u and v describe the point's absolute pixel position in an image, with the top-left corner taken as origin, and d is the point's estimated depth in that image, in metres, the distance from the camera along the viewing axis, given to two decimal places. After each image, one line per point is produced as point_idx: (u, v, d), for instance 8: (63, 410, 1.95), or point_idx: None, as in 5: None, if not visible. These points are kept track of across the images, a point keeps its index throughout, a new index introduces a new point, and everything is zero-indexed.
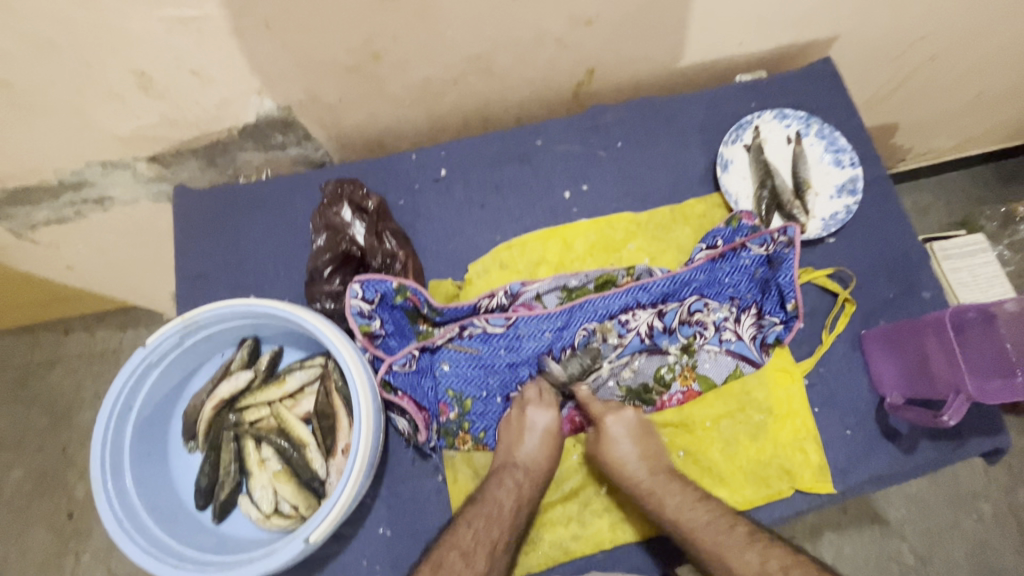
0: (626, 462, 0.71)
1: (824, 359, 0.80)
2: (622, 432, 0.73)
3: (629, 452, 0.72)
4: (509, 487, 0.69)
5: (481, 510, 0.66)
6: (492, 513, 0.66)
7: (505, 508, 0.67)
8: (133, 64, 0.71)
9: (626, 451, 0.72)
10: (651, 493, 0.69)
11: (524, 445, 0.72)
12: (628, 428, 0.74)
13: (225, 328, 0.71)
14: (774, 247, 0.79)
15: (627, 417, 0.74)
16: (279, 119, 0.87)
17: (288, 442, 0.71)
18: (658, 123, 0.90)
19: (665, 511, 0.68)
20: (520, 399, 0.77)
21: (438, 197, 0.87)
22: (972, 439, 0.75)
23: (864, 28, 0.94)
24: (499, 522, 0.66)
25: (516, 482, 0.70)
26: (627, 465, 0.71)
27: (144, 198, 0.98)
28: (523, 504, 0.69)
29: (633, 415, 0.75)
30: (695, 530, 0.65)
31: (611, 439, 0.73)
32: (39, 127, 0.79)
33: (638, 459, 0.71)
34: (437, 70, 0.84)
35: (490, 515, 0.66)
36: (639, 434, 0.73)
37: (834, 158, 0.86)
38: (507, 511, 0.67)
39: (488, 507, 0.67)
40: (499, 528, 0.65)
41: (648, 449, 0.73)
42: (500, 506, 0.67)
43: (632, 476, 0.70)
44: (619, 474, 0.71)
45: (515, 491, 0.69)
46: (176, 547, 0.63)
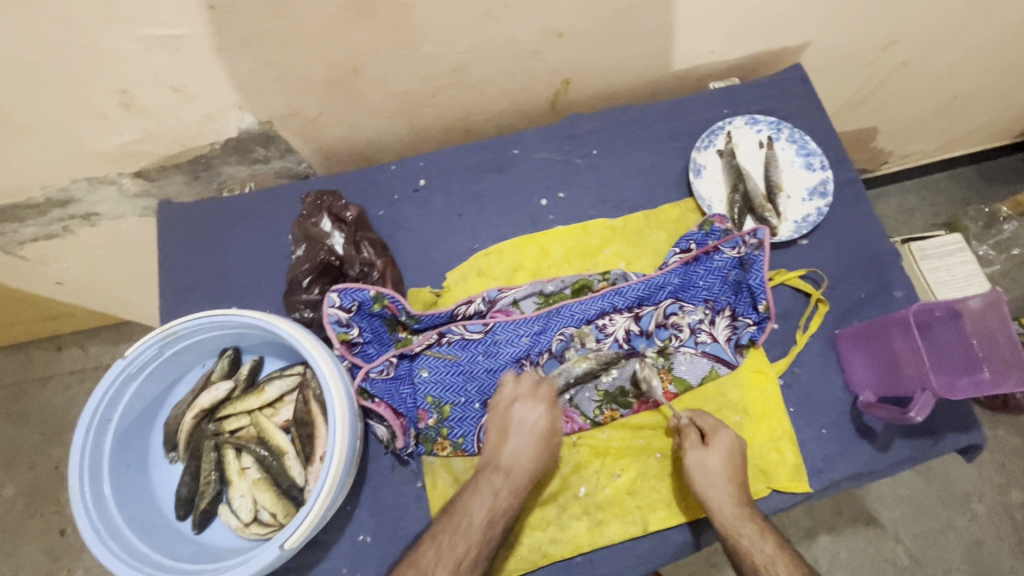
0: (727, 486, 0.70)
1: (799, 359, 0.81)
2: (730, 451, 0.71)
3: (731, 477, 0.70)
4: (487, 495, 0.69)
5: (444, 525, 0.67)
6: (457, 530, 0.66)
7: (473, 520, 0.67)
8: (114, 83, 0.73)
9: (721, 476, 0.70)
10: (748, 522, 0.69)
11: (507, 446, 0.72)
12: (734, 449, 0.71)
13: (207, 338, 0.72)
14: (745, 250, 0.81)
15: (738, 439, 0.72)
16: (261, 133, 0.89)
17: (267, 451, 0.71)
18: (633, 131, 0.92)
19: (758, 547, 0.68)
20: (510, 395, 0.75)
21: (418, 207, 0.89)
22: (948, 435, 0.76)
23: (834, 35, 0.97)
24: (467, 536, 0.66)
25: (493, 489, 0.69)
26: (724, 489, 0.69)
27: (131, 213, 1.00)
28: (499, 511, 0.69)
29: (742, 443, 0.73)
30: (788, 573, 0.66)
31: (716, 457, 0.70)
32: (23, 146, 0.80)
33: (737, 485, 0.70)
34: (415, 84, 0.86)
35: (460, 527, 0.66)
36: (741, 460, 0.71)
37: (805, 162, 0.88)
38: (478, 522, 0.67)
39: (457, 523, 0.67)
40: (466, 543, 0.66)
41: (742, 477, 0.71)
42: (468, 519, 0.67)
43: (732, 503, 0.69)
44: (717, 495, 0.69)
45: (491, 498, 0.69)
46: (153, 557, 0.63)
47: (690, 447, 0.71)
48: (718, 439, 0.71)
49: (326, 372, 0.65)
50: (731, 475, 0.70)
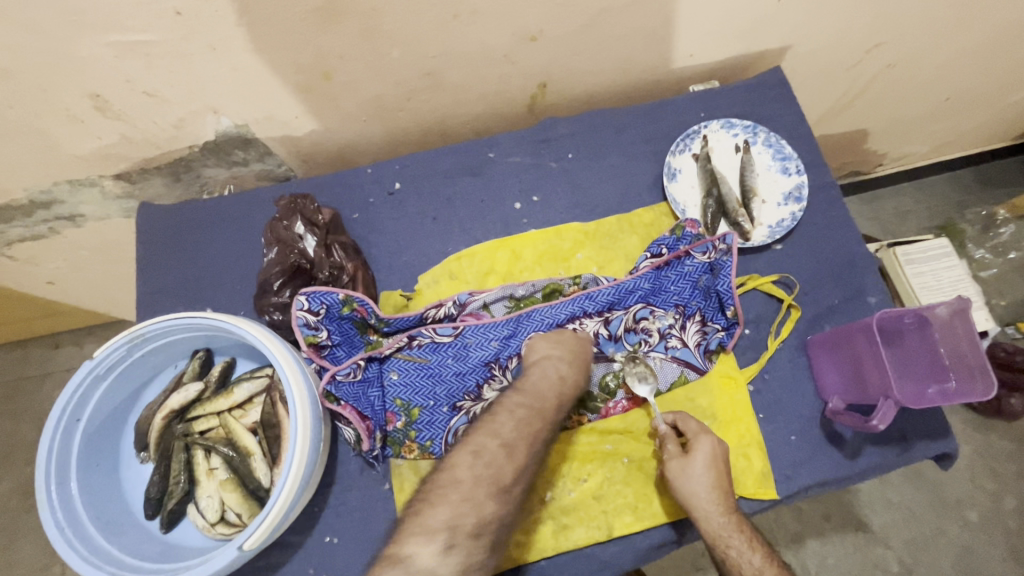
0: (710, 494, 0.68)
1: (770, 365, 0.80)
2: (710, 457, 0.69)
3: (714, 485, 0.68)
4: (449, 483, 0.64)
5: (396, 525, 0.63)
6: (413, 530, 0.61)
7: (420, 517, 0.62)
8: (88, 88, 0.74)
9: (703, 486, 0.68)
10: (736, 531, 0.67)
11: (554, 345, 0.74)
12: (716, 456, 0.70)
13: (176, 340, 0.73)
14: (716, 255, 0.80)
15: (719, 445, 0.70)
16: (238, 136, 0.90)
17: (235, 452, 0.72)
18: (608, 135, 0.92)
19: (747, 558, 0.66)
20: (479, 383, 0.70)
21: (392, 210, 0.89)
22: (918, 443, 0.75)
23: (813, 38, 0.96)
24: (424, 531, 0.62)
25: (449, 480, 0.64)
26: (709, 497, 0.68)
27: (115, 214, 1.02)
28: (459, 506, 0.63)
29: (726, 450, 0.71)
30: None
31: (696, 464, 0.69)
32: (2, 150, 0.82)
33: (721, 493, 0.68)
34: (389, 87, 0.87)
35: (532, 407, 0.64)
36: (723, 467, 0.70)
37: (780, 166, 0.87)
38: (550, 403, 0.66)
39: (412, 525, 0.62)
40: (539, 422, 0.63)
41: (728, 485, 0.69)
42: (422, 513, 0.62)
43: (716, 512, 0.67)
44: (700, 504, 0.68)
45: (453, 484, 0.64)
46: (117, 556, 0.64)
47: (672, 457, 0.71)
48: (697, 445, 0.70)
49: (295, 394, 0.66)
50: (714, 483, 0.68)
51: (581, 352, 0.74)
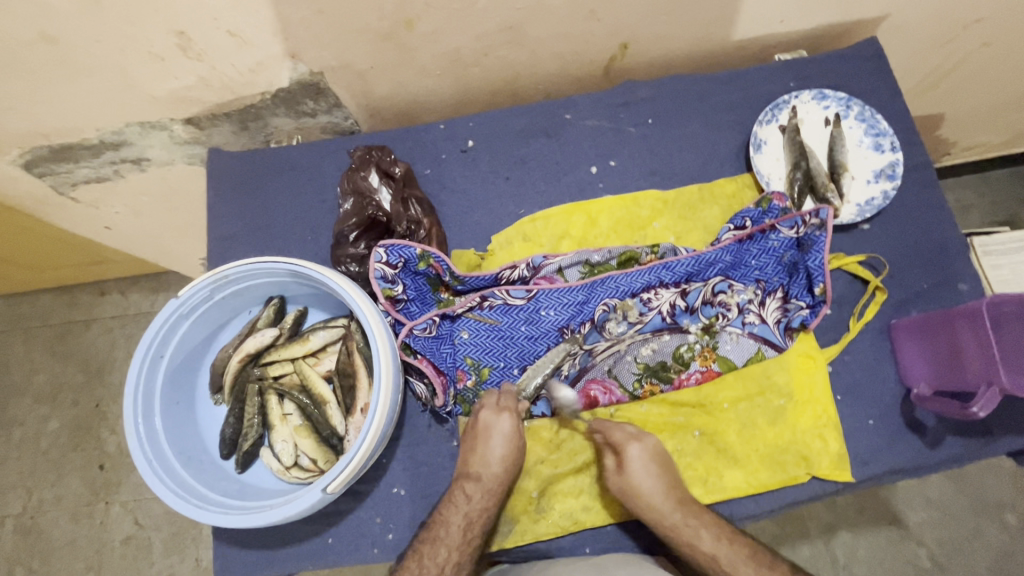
0: (653, 494, 0.68)
1: (851, 347, 0.78)
2: (642, 462, 0.69)
3: (655, 482, 0.69)
4: (459, 502, 0.68)
5: (429, 534, 0.67)
6: (438, 536, 0.66)
7: (452, 529, 0.67)
8: (172, 25, 0.72)
9: (646, 490, 0.68)
10: (683, 526, 0.68)
11: (477, 451, 0.70)
12: (648, 457, 0.70)
13: (255, 284, 0.73)
14: (805, 230, 0.77)
15: (648, 445, 0.70)
16: (312, 84, 0.88)
17: (309, 399, 0.73)
18: (691, 101, 0.88)
19: (700, 545, 0.67)
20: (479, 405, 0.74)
21: (465, 168, 0.87)
22: (1002, 436, 0.73)
23: (916, 10, 0.90)
24: (445, 543, 0.66)
25: (466, 496, 0.68)
26: (652, 500, 0.68)
27: (179, 160, 1.01)
28: (473, 518, 0.68)
29: (654, 442, 0.71)
30: (736, 565, 0.66)
31: (630, 473, 0.69)
32: (79, 86, 0.81)
33: (666, 489, 0.69)
34: (468, 40, 0.83)
35: (436, 538, 0.66)
36: (661, 463, 0.70)
37: (874, 142, 0.83)
38: (455, 530, 0.67)
39: (433, 530, 0.67)
40: (444, 552, 0.65)
41: (671, 478, 0.70)
42: (446, 528, 0.67)
43: (662, 511, 0.68)
44: (645, 507, 0.68)
45: (464, 505, 0.68)
46: (200, 490, 0.66)
47: (611, 475, 0.70)
48: (626, 455, 0.70)
49: (380, 346, 0.65)
50: (656, 484, 0.69)
51: (512, 443, 0.71)
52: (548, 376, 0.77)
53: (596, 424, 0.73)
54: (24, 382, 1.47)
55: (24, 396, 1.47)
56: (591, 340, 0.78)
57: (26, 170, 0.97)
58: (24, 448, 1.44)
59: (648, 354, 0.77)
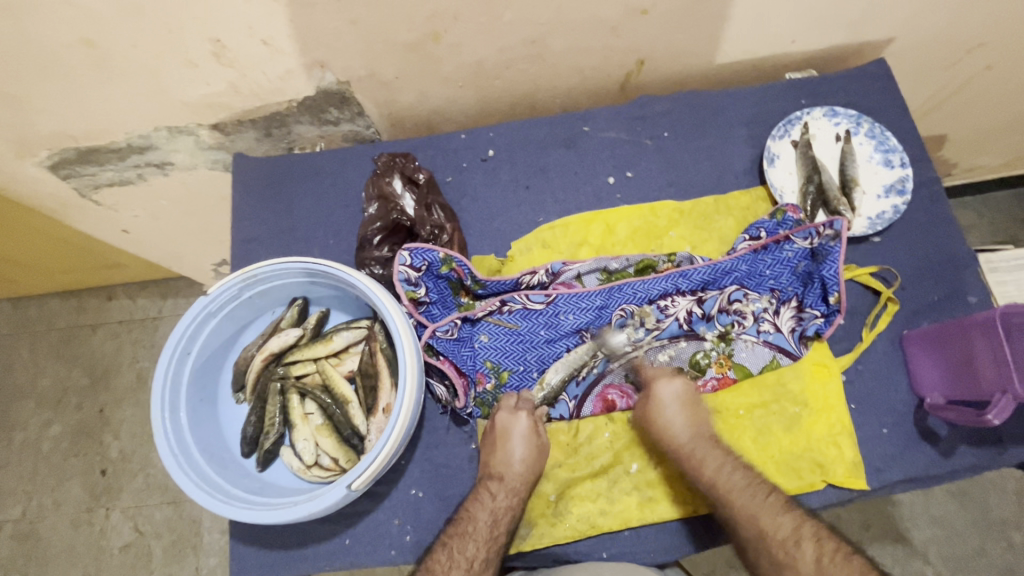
0: (670, 424, 0.72)
1: (863, 357, 0.79)
2: (677, 397, 0.74)
3: (679, 417, 0.72)
4: (485, 500, 0.69)
5: (456, 529, 0.67)
6: (466, 531, 0.67)
7: (480, 524, 0.68)
8: (208, 32, 0.75)
9: (677, 419, 0.72)
10: (691, 456, 0.71)
11: (498, 453, 0.72)
12: (684, 395, 0.74)
13: (282, 284, 0.75)
14: (819, 241, 0.79)
15: (687, 386, 0.75)
16: (337, 93, 0.91)
17: (331, 398, 0.74)
18: (706, 116, 0.91)
19: (705, 475, 0.69)
20: (499, 404, 0.76)
21: (485, 176, 0.89)
22: (1015, 447, 0.74)
23: (923, 33, 0.93)
24: (475, 538, 0.67)
25: (491, 494, 0.70)
26: (674, 429, 0.72)
27: (202, 165, 1.03)
28: (500, 515, 0.69)
29: (685, 382, 0.75)
30: (732, 492, 0.68)
31: (663, 403, 0.73)
32: (114, 90, 0.83)
33: (689, 427, 0.72)
34: (491, 53, 0.86)
35: (465, 533, 0.67)
36: (686, 403, 0.74)
37: (883, 158, 0.86)
38: (483, 525, 0.68)
39: (460, 526, 0.68)
40: (473, 546, 0.66)
41: (694, 417, 0.73)
42: (475, 524, 0.68)
43: (677, 442, 0.72)
44: (662, 436, 0.72)
45: (489, 503, 0.69)
46: (223, 485, 0.66)
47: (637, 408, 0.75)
48: (656, 390, 0.74)
49: (405, 345, 0.67)
50: (682, 417, 0.72)
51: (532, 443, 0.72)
52: (567, 378, 0.78)
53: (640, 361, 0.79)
54: (29, 386, 1.47)
55: (28, 399, 1.46)
56: (610, 344, 0.80)
57: (52, 172, 0.99)
58: (26, 452, 1.43)
59: (665, 360, 0.80)
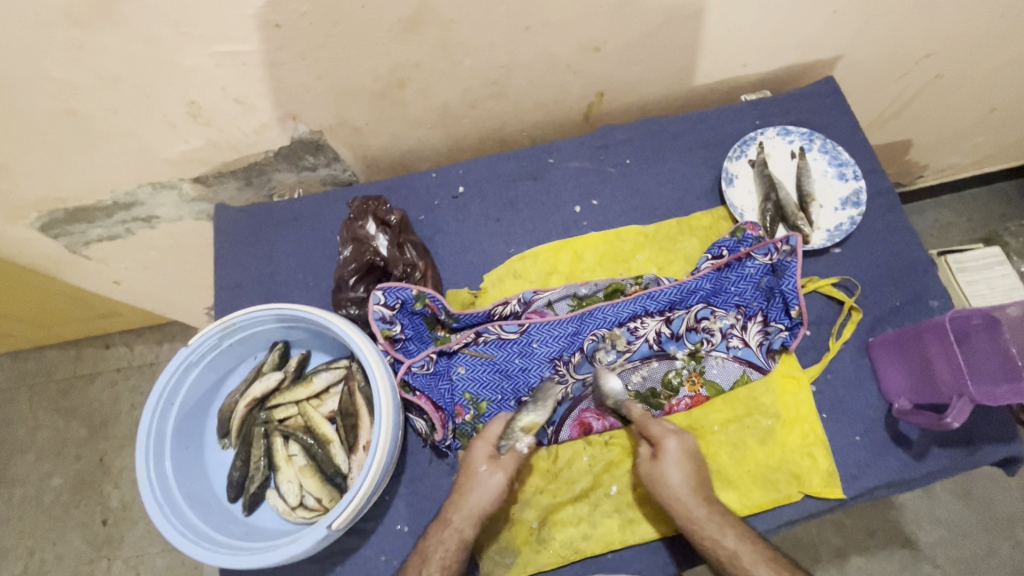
0: (680, 490, 0.70)
1: (832, 366, 0.81)
2: (679, 456, 0.71)
3: (683, 479, 0.71)
4: (474, 513, 0.71)
5: (422, 555, 0.70)
6: (431, 559, 0.69)
7: (447, 551, 0.69)
8: (184, 95, 0.79)
9: (683, 481, 0.71)
10: (708, 522, 0.69)
11: (471, 481, 0.72)
12: (684, 453, 0.72)
13: (260, 330, 0.77)
14: (778, 256, 0.82)
15: (685, 442, 0.72)
16: (311, 141, 0.94)
17: (313, 439, 0.76)
18: (666, 142, 0.94)
19: (721, 547, 0.68)
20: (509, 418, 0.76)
21: (457, 213, 0.93)
22: (986, 446, 0.75)
23: (869, 50, 0.97)
24: (439, 565, 0.69)
25: (459, 522, 0.71)
26: (681, 493, 0.70)
27: (187, 216, 1.06)
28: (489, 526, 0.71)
29: (691, 439, 0.73)
30: (755, 563, 0.66)
31: (668, 467, 0.71)
32: (98, 153, 0.87)
33: (691, 486, 0.71)
34: (455, 95, 0.90)
35: (431, 559, 0.69)
36: (693, 459, 0.72)
37: (837, 172, 0.89)
38: (450, 551, 0.70)
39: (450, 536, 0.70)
40: (440, 571, 0.68)
41: (700, 476, 0.72)
42: (441, 550, 0.69)
43: (686, 506, 0.70)
44: (673, 500, 0.70)
45: (457, 530, 0.70)
46: (208, 533, 0.68)
47: (643, 463, 0.73)
48: (663, 448, 0.72)
49: (380, 383, 0.69)
50: (686, 479, 0.71)
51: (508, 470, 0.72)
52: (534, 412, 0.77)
53: (641, 414, 0.75)
54: (29, 439, 1.49)
55: (28, 452, 1.48)
56: (605, 389, 0.80)
57: (42, 232, 1.03)
58: (28, 506, 1.43)
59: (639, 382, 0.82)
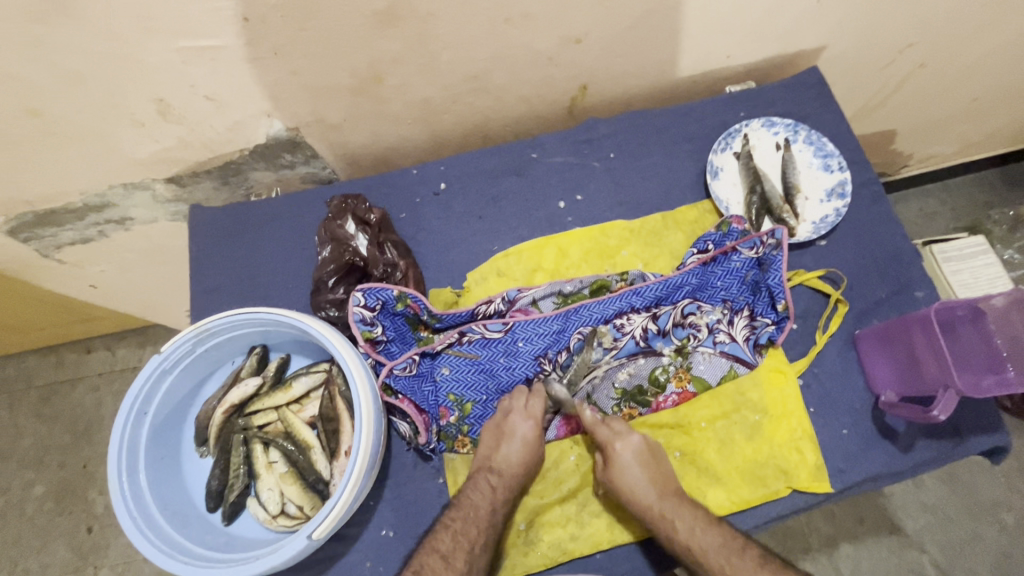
0: (633, 488, 0.70)
1: (818, 360, 0.81)
2: (629, 454, 0.72)
3: (638, 475, 0.71)
4: (484, 490, 0.71)
5: (458, 513, 0.69)
6: (468, 517, 0.68)
7: (481, 512, 0.69)
8: (152, 93, 0.76)
9: (638, 477, 0.71)
10: (661, 517, 0.70)
11: (501, 450, 0.74)
12: (636, 451, 0.72)
13: (235, 335, 0.75)
14: (764, 250, 0.81)
15: (633, 440, 0.73)
16: (288, 139, 0.92)
17: (294, 445, 0.74)
18: (651, 135, 0.93)
19: (676, 537, 0.68)
20: (505, 407, 0.78)
21: (439, 210, 0.91)
22: (972, 437, 0.75)
23: (855, 40, 0.96)
24: (475, 524, 0.68)
25: (491, 486, 0.71)
26: (636, 490, 0.70)
27: (163, 217, 1.03)
28: (498, 506, 0.71)
29: (640, 439, 0.74)
30: (707, 553, 0.66)
31: (618, 464, 0.72)
32: (65, 154, 0.84)
33: (648, 482, 0.71)
34: (435, 90, 0.88)
35: (467, 517, 0.68)
36: (647, 457, 0.73)
37: (823, 163, 0.88)
38: (483, 512, 0.69)
39: (462, 510, 0.69)
40: (476, 530, 0.68)
41: (654, 472, 0.72)
42: (476, 510, 0.69)
43: (643, 501, 0.70)
44: (631, 498, 0.71)
45: (489, 494, 0.71)
46: (184, 545, 0.66)
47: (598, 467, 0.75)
48: (611, 451, 0.73)
49: (359, 387, 0.67)
50: (642, 475, 0.71)
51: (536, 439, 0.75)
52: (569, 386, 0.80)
53: (590, 420, 0.76)
54: (9, 447, 1.45)
55: (8, 461, 1.44)
56: (553, 394, 0.79)
57: (11, 236, 1.00)
58: (9, 516, 1.40)
59: (625, 380, 0.80)
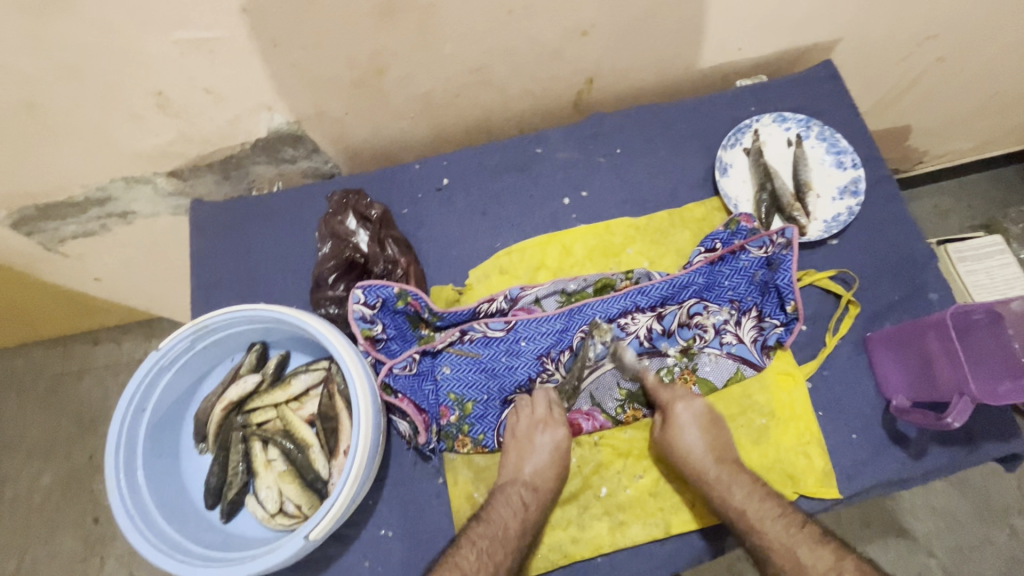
0: (692, 450, 0.71)
1: (828, 362, 0.79)
2: (689, 420, 0.73)
3: (696, 439, 0.72)
4: (516, 508, 0.70)
5: (487, 532, 0.67)
6: (497, 535, 0.67)
7: (511, 532, 0.68)
8: (151, 86, 0.75)
9: (701, 443, 0.71)
10: (716, 481, 0.70)
11: (530, 463, 0.73)
12: (694, 417, 0.73)
13: (234, 333, 0.74)
14: (773, 249, 0.79)
15: (694, 406, 0.74)
16: (290, 133, 0.90)
17: (292, 444, 0.73)
18: (659, 130, 0.91)
19: (729, 504, 0.68)
20: (529, 419, 0.76)
21: (441, 205, 0.89)
22: (986, 443, 0.73)
23: (870, 33, 0.93)
24: (504, 544, 0.67)
25: (523, 503, 0.70)
26: (693, 453, 0.71)
27: (164, 212, 1.02)
28: (528, 526, 0.70)
29: (701, 404, 0.75)
30: (764, 522, 0.66)
31: (684, 426, 0.72)
32: (65, 148, 0.83)
33: (711, 450, 0.72)
34: (438, 83, 0.86)
35: (495, 536, 0.67)
36: (707, 423, 0.73)
37: (835, 160, 0.86)
38: (513, 533, 0.68)
39: (492, 528, 0.68)
40: (502, 551, 0.67)
41: (715, 437, 0.73)
42: (505, 529, 0.68)
43: (699, 465, 0.71)
44: (687, 461, 0.71)
45: (521, 511, 0.70)
46: (182, 543, 0.65)
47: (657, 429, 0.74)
48: (673, 414, 0.74)
49: (355, 378, 0.66)
50: (701, 442, 0.71)
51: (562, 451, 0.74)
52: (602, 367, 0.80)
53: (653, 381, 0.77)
54: (17, 438, 1.46)
55: (16, 451, 1.45)
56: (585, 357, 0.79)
57: (15, 230, 0.99)
58: (17, 505, 1.41)
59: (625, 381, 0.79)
